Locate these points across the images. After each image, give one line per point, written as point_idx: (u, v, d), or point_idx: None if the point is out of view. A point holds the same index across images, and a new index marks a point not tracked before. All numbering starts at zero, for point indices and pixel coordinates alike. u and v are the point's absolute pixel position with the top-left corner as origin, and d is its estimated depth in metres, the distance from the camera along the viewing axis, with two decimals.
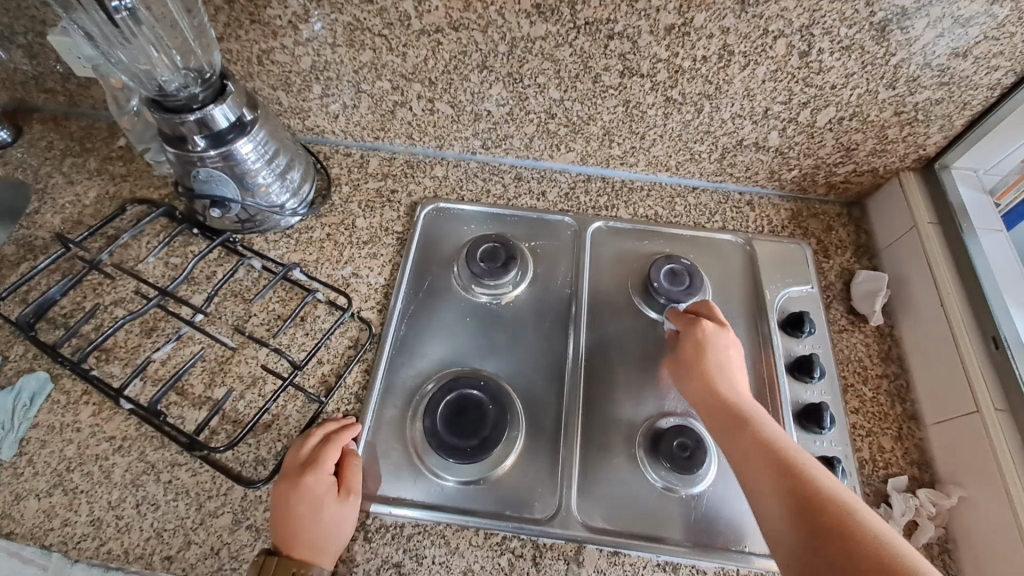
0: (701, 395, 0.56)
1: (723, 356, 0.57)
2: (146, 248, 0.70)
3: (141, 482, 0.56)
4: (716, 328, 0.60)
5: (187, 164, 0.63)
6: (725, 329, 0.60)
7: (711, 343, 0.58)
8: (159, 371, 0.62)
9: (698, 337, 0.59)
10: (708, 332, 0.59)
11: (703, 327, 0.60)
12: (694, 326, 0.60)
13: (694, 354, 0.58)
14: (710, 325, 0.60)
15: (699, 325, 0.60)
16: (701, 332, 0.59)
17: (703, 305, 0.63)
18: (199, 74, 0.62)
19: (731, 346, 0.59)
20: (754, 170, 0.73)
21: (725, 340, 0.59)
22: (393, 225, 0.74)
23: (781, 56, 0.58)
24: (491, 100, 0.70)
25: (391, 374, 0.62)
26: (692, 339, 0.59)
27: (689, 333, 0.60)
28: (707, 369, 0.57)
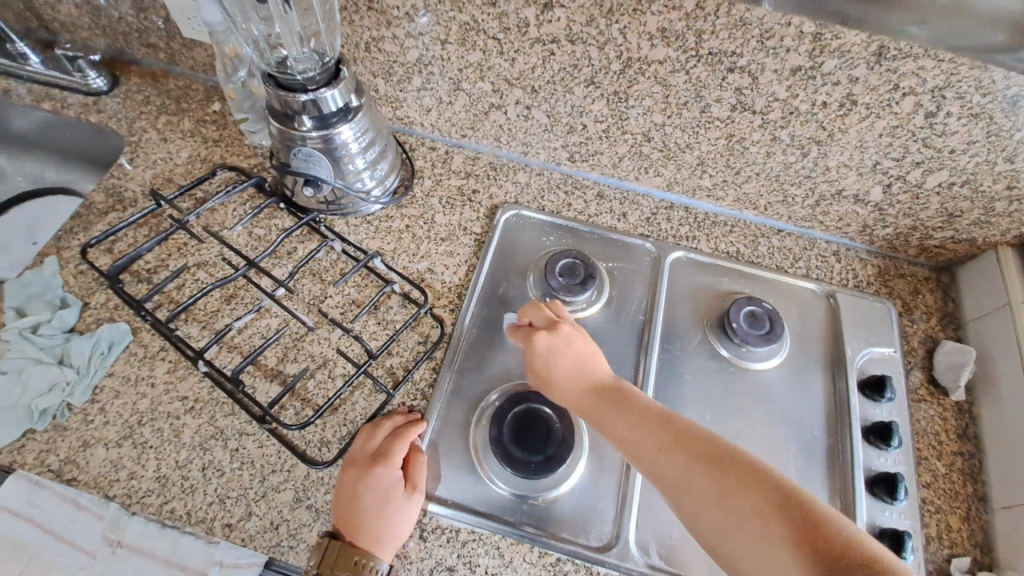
0: (573, 400, 0.55)
1: (573, 354, 0.56)
2: (232, 215, 0.72)
3: (208, 446, 0.58)
4: (547, 329, 0.59)
5: (289, 141, 0.63)
6: (554, 325, 0.59)
7: (549, 347, 0.57)
8: (235, 340, 0.63)
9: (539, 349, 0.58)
10: (540, 339, 0.58)
11: (537, 336, 0.58)
12: (531, 336, 0.59)
13: (544, 366, 0.57)
14: (540, 333, 0.58)
15: (534, 334, 0.59)
16: (538, 346, 0.58)
17: (533, 309, 0.61)
18: (321, 60, 0.63)
19: (572, 335, 0.58)
20: (846, 221, 0.71)
21: (563, 337, 0.58)
22: (471, 225, 0.74)
23: (905, 113, 0.57)
24: (589, 115, 0.69)
25: (459, 376, 0.62)
26: (535, 351, 0.58)
27: (529, 344, 0.59)
28: (563, 375, 0.56)
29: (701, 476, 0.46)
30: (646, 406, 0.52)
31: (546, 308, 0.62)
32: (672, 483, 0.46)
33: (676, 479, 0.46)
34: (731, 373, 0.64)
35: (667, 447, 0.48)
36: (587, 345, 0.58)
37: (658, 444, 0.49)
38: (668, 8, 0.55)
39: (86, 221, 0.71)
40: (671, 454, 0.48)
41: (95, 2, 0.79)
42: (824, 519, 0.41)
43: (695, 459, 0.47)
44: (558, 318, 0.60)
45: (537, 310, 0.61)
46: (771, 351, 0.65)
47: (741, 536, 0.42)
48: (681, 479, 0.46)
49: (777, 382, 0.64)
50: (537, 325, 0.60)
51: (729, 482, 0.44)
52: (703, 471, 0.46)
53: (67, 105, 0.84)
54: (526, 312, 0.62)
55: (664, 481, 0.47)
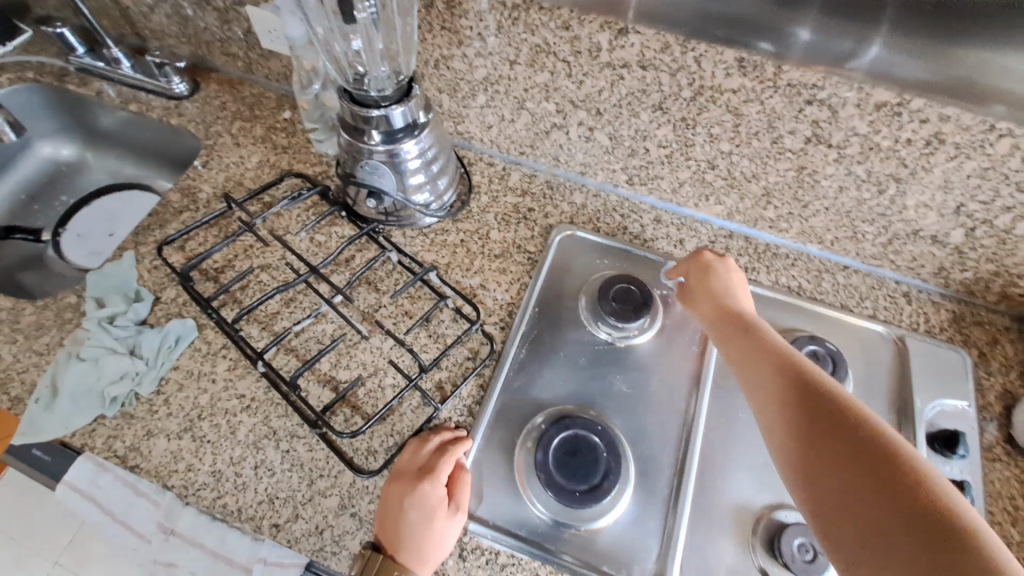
0: (708, 318, 0.61)
1: (728, 282, 0.63)
2: (296, 221, 0.74)
3: (261, 446, 0.59)
4: (715, 257, 0.65)
5: (357, 154, 0.65)
6: (726, 259, 0.64)
7: (712, 271, 0.64)
8: (293, 343, 0.65)
9: (700, 278, 0.64)
10: (708, 261, 0.65)
11: (702, 257, 0.65)
12: (693, 259, 0.66)
13: (700, 284, 0.64)
14: (710, 257, 0.65)
15: (697, 257, 0.66)
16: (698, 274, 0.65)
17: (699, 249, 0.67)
18: (396, 80, 0.65)
19: (734, 273, 0.64)
20: (921, 262, 0.67)
21: (724, 270, 0.64)
22: (526, 243, 0.74)
23: (999, 155, 0.53)
24: (653, 140, 0.68)
25: (506, 396, 0.62)
26: (696, 273, 0.65)
27: (690, 266, 0.66)
28: (710, 296, 0.62)
29: (796, 394, 0.48)
30: (771, 339, 0.55)
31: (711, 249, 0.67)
32: (767, 390, 0.50)
33: (773, 388, 0.50)
34: None
35: (777, 370, 0.51)
36: (744, 285, 0.63)
37: (772, 364, 0.52)
38: None
39: (162, 219, 0.75)
40: (774, 374, 0.51)
41: (185, 12, 0.84)
42: (880, 444, 0.42)
43: (800, 381, 0.49)
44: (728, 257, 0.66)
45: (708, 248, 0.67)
46: None
47: (802, 444, 0.45)
48: (774, 390, 0.50)
49: None
50: (699, 253, 0.66)
51: (818, 408, 0.46)
52: (798, 389, 0.48)
53: (152, 108, 0.90)
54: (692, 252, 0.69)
55: (755, 389, 0.52)
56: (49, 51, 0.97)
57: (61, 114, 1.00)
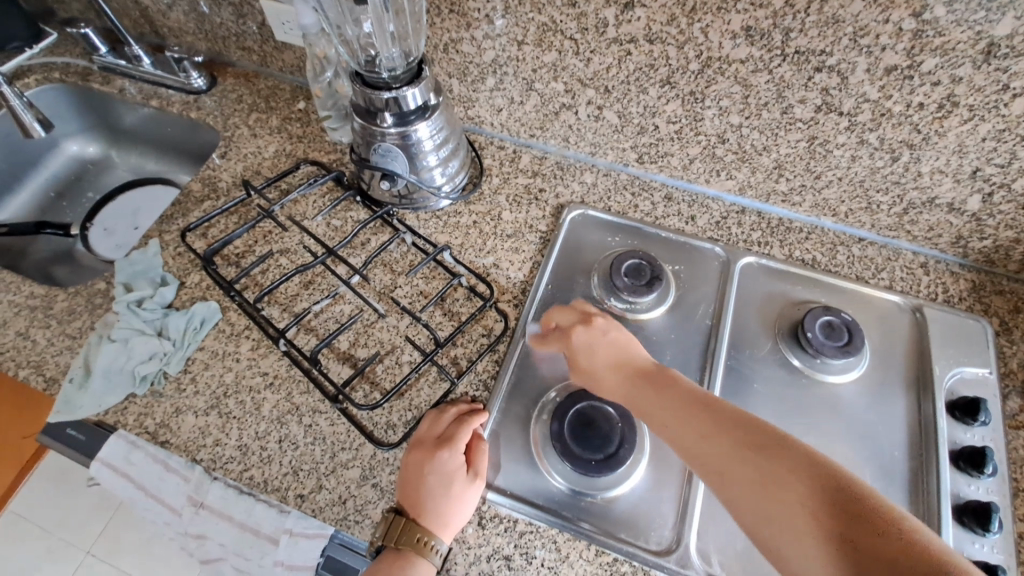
0: (612, 383, 0.55)
1: (614, 345, 0.57)
2: (313, 207, 0.77)
3: (285, 421, 0.61)
4: (585, 327, 0.59)
5: (369, 136, 0.68)
6: (593, 322, 0.60)
7: (590, 342, 0.58)
8: (312, 322, 0.66)
9: (571, 344, 0.58)
10: (580, 334, 0.59)
11: (574, 334, 0.59)
12: (564, 340, 0.59)
13: (583, 356, 0.57)
14: (578, 329, 0.59)
15: (569, 335, 0.59)
16: (573, 341, 0.58)
17: (557, 313, 0.63)
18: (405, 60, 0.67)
19: (611, 332, 0.58)
20: (938, 232, 0.66)
21: (599, 333, 0.58)
22: (537, 223, 0.75)
23: (1015, 115, 0.53)
24: (662, 116, 0.69)
25: (520, 371, 0.63)
26: (575, 350, 0.58)
27: (568, 347, 0.59)
28: (604, 366, 0.56)
29: (742, 451, 0.44)
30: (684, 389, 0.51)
31: (571, 314, 0.62)
32: (712, 441, 0.46)
33: (715, 450, 0.45)
34: (802, 384, 0.61)
35: (709, 430, 0.46)
36: (622, 336, 0.58)
37: (702, 426, 0.47)
38: (754, 6, 0.54)
39: (184, 208, 0.78)
40: (713, 435, 0.46)
41: (201, 10, 0.87)
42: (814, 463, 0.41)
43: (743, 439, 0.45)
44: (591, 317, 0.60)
45: (564, 315, 0.62)
46: (849, 365, 0.61)
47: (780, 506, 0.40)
48: (736, 473, 0.43)
49: (852, 396, 0.60)
50: (568, 329, 0.60)
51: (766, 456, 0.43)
52: (759, 462, 0.42)
53: (171, 103, 0.92)
54: (554, 319, 0.63)
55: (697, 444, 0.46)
56: (72, 52, 1.01)
57: (84, 115, 1.05)
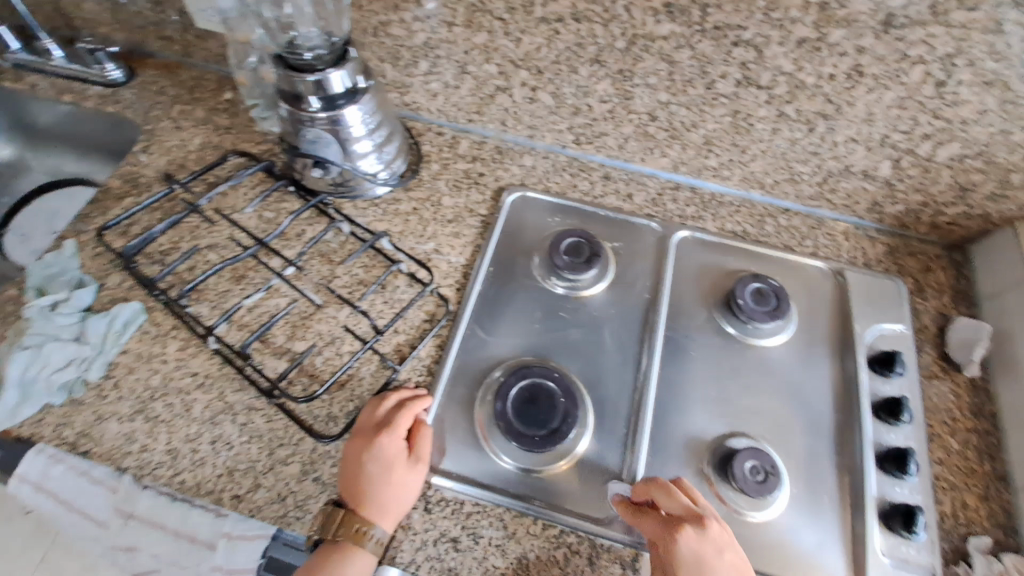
0: None
1: (723, 565, 0.46)
2: (243, 199, 0.74)
3: (219, 421, 0.58)
4: (696, 530, 0.47)
5: (297, 123, 0.65)
6: (708, 527, 0.48)
7: (699, 556, 0.46)
8: (244, 318, 0.64)
9: (680, 554, 0.47)
10: (689, 542, 0.47)
11: (681, 536, 0.47)
12: (669, 538, 0.47)
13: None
14: (687, 531, 0.47)
15: (675, 534, 0.47)
16: (681, 550, 0.47)
17: (661, 491, 0.50)
18: (327, 37, 0.64)
19: (726, 547, 0.47)
20: (855, 199, 0.70)
21: (713, 546, 0.47)
22: (478, 207, 0.75)
23: (914, 83, 0.56)
24: (595, 95, 0.69)
25: (464, 354, 0.63)
26: (680, 559, 0.47)
27: (667, 547, 0.48)
28: None
29: None
30: None
31: (676, 497, 0.50)
32: None
33: None
34: (737, 350, 0.64)
35: None
36: (739, 560, 0.47)
37: None
38: None
39: (103, 206, 0.73)
40: None
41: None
42: None
43: None
44: (700, 514, 0.49)
45: (670, 497, 0.50)
46: (778, 328, 0.64)
47: None
48: None
49: (781, 358, 0.63)
50: (675, 522, 0.48)
51: None
52: None
53: (87, 97, 0.87)
54: (650, 491, 0.51)
55: None
56: None
57: None
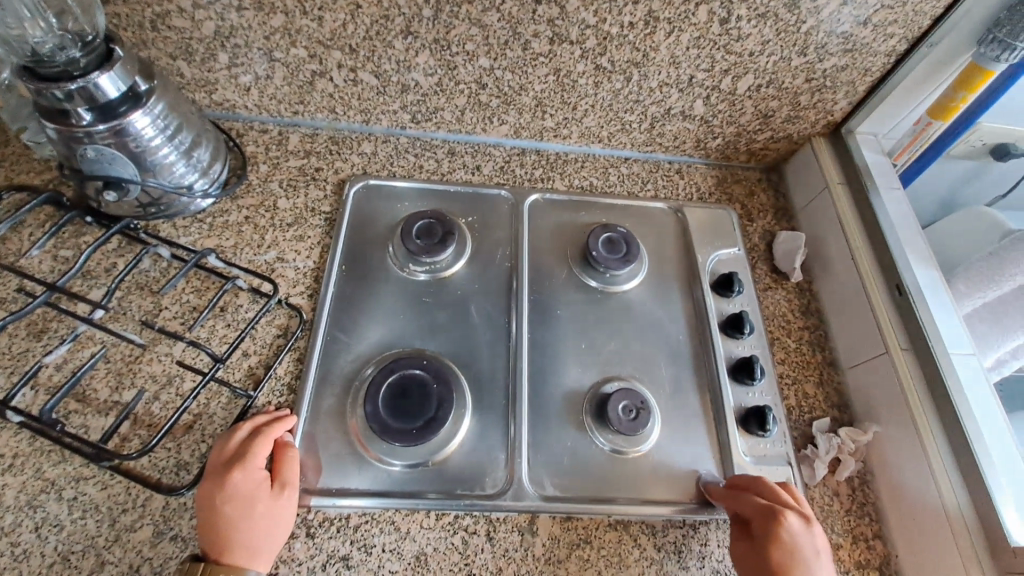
0: None
1: (813, 567, 0.47)
2: (29, 240, 0.62)
3: (39, 503, 0.49)
4: (801, 523, 0.49)
5: (72, 142, 0.55)
6: (812, 527, 0.49)
7: (796, 542, 0.47)
8: (53, 378, 0.54)
9: (781, 535, 0.48)
10: (795, 527, 0.48)
11: (788, 523, 0.49)
12: (772, 517, 0.49)
13: (774, 552, 0.47)
14: (796, 522, 0.49)
15: (780, 517, 0.49)
16: (787, 530, 0.48)
17: (770, 487, 0.52)
18: (79, 36, 0.56)
19: (823, 550, 0.48)
20: (682, 139, 0.75)
21: (811, 546, 0.48)
22: (319, 204, 0.69)
23: (703, 22, 0.60)
24: (418, 69, 0.66)
25: (327, 362, 0.59)
26: (776, 538, 0.48)
27: (768, 528, 0.49)
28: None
29: None
30: None
31: (784, 493, 0.51)
32: None
33: None
34: (599, 300, 0.66)
35: None
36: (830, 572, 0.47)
37: None
38: None
39: None
40: None
41: None
42: None
43: None
44: (809, 515, 0.50)
45: (779, 495, 0.51)
46: (632, 271, 0.67)
47: None
48: None
49: (639, 298, 0.67)
50: (778, 509, 0.49)
51: None
52: None
53: None
54: (760, 488, 0.52)
55: None
56: None
57: None
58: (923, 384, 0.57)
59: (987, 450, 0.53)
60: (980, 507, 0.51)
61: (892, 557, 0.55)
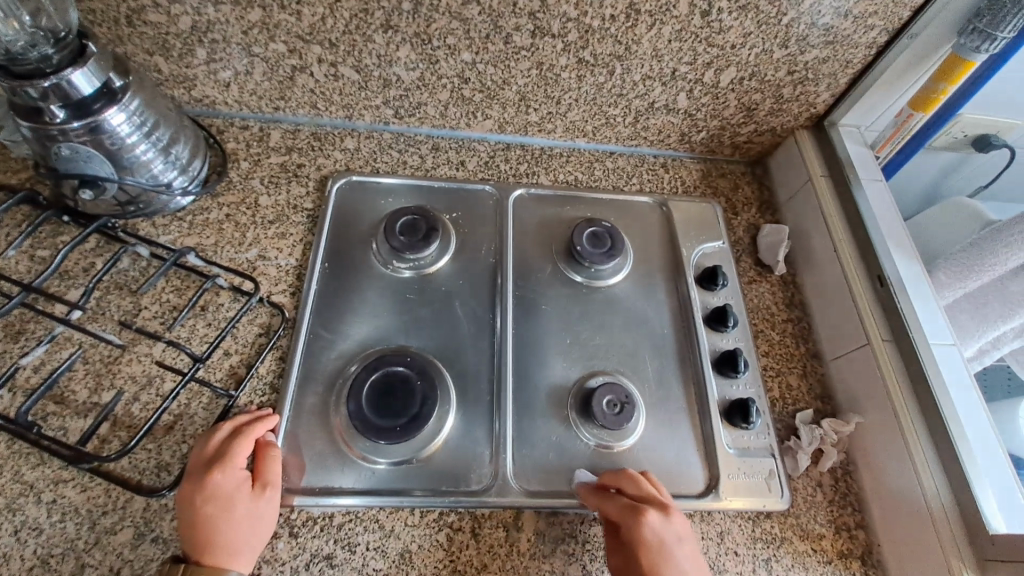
0: None
1: (676, 560, 0.47)
2: (4, 240, 0.61)
3: (18, 506, 0.49)
4: (661, 517, 0.48)
5: (46, 139, 0.54)
6: (672, 517, 0.49)
7: (662, 541, 0.47)
8: (31, 380, 0.54)
9: (645, 537, 0.47)
10: (654, 524, 0.48)
11: (646, 521, 0.48)
12: (634, 516, 0.48)
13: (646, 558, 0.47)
14: (654, 515, 0.48)
15: (641, 516, 0.48)
16: (647, 529, 0.48)
17: (629, 479, 0.51)
18: (53, 33, 0.56)
19: (680, 541, 0.48)
20: (666, 133, 0.75)
21: (675, 538, 0.48)
22: (302, 201, 0.68)
23: (684, 15, 0.59)
24: (399, 64, 0.66)
25: (310, 360, 0.58)
26: (643, 542, 0.47)
27: (630, 530, 0.48)
28: None
29: None
30: None
31: (644, 487, 0.51)
32: None
33: None
34: (584, 295, 0.66)
35: None
36: (695, 558, 0.48)
37: None
38: None
39: None
40: None
41: None
42: None
43: None
44: (668, 506, 0.50)
45: (641, 489, 0.51)
46: (617, 266, 0.67)
47: None
48: None
49: (624, 293, 0.67)
50: (640, 506, 0.49)
51: None
52: None
53: None
54: (617, 482, 0.52)
55: None
56: None
57: None
58: (904, 374, 0.57)
59: (966, 440, 0.54)
60: (960, 497, 0.51)
61: (874, 547, 0.55)
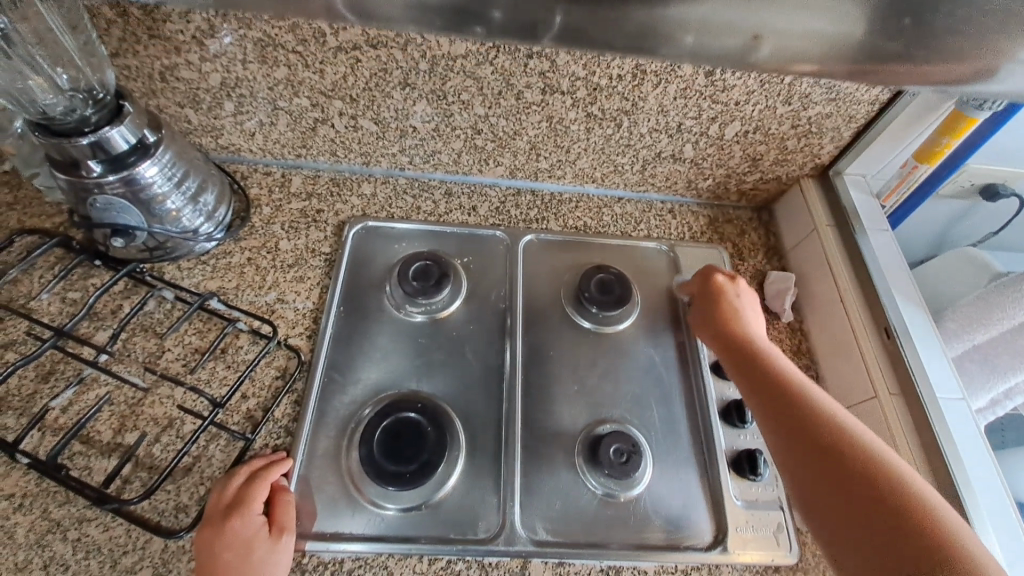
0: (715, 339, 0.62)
1: (735, 303, 0.64)
2: (40, 282, 0.64)
3: (45, 544, 0.51)
4: (728, 279, 0.66)
5: (82, 191, 0.58)
6: (737, 280, 0.67)
7: (724, 291, 0.65)
8: (60, 420, 0.56)
9: (714, 288, 0.66)
10: (723, 283, 0.66)
11: (716, 280, 0.66)
12: (706, 278, 0.67)
13: (711, 303, 0.65)
14: (722, 277, 0.67)
15: (710, 278, 0.67)
16: (717, 283, 0.66)
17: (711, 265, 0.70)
18: (91, 94, 0.58)
19: (745, 295, 0.65)
20: (673, 180, 0.76)
21: (735, 292, 0.65)
22: (320, 245, 0.71)
23: (689, 75, 0.62)
24: (415, 116, 0.69)
25: (324, 404, 0.60)
26: (710, 293, 0.66)
27: (703, 288, 0.67)
28: (717, 318, 0.63)
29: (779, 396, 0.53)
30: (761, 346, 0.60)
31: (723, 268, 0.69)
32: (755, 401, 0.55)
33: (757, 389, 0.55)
34: (591, 341, 0.67)
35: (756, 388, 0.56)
36: (754, 308, 0.65)
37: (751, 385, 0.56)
38: None
39: None
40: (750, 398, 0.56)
41: None
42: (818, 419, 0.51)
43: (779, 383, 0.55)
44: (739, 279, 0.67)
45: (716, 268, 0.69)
46: (625, 312, 0.68)
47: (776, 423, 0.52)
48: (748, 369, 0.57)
49: (631, 339, 0.68)
50: (710, 273, 0.67)
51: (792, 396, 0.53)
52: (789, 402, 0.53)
53: None
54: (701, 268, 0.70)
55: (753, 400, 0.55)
56: None
57: None
58: (912, 429, 0.58)
59: (973, 497, 0.53)
60: None
61: None
